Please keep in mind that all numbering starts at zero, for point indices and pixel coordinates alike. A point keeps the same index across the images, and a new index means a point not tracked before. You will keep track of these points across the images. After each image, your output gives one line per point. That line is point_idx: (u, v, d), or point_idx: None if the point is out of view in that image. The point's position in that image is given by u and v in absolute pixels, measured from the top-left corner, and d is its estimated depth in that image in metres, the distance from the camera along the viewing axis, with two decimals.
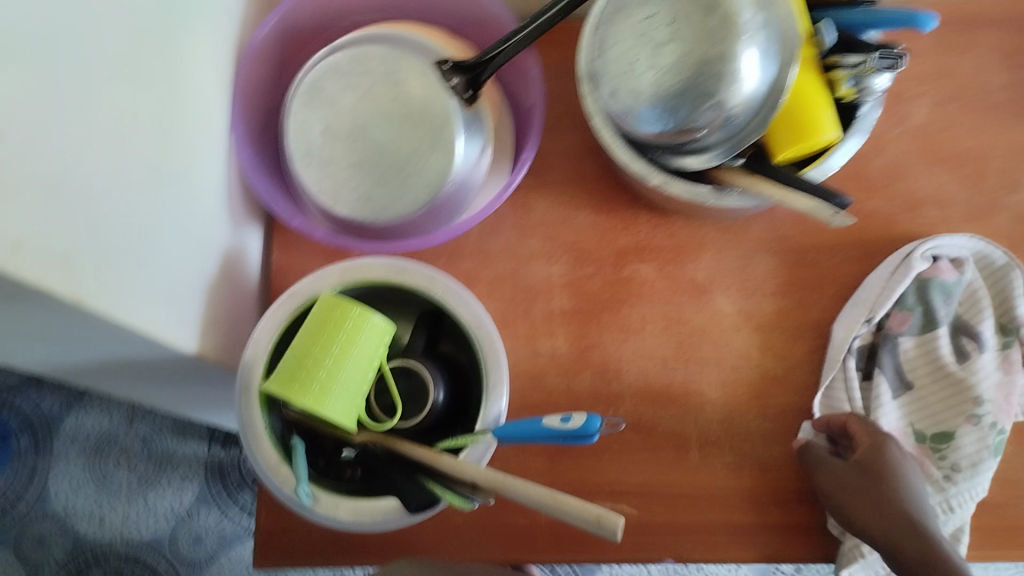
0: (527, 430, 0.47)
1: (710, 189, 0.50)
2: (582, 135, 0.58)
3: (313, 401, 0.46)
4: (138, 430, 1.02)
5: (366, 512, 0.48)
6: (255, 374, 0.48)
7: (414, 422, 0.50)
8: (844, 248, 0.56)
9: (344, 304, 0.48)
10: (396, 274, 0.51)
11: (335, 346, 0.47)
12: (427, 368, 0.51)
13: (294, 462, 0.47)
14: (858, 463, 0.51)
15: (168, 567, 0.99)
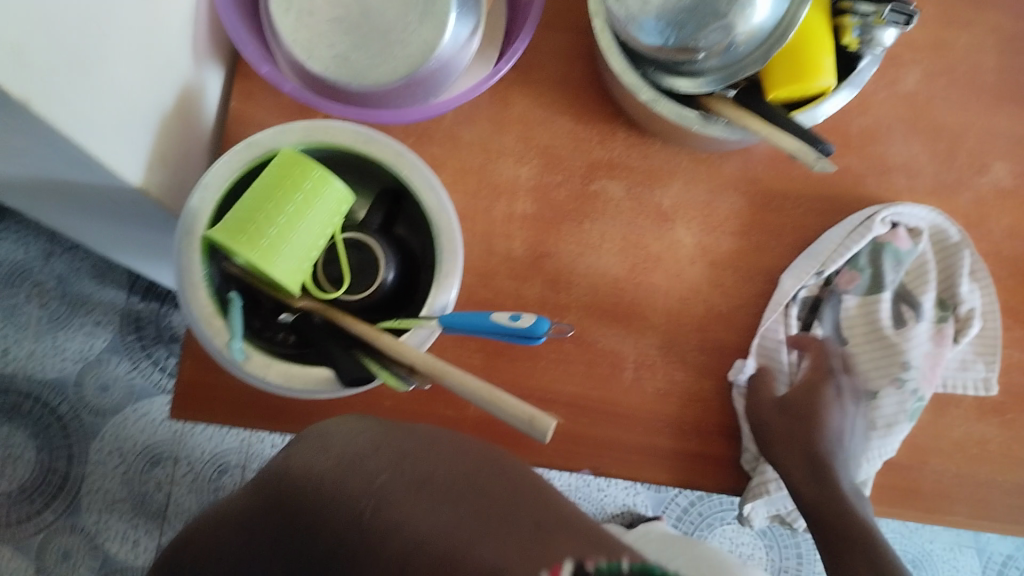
0: (472, 322, 0.46)
1: (698, 114, 0.49)
2: (575, 38, 0.56)
3: (260, 257, 0.44)
4: (53, 267, 0.98)
5: (298, 378, 0.47)
6: (199, 220, 0.46)
7: (359, 296, 0.49)
8: (811, 200, 0.56)
9: (307, 163, 0.46)
10: (363, 143, 0.48)
11: (291, 206, 0.46)
12: (380, 245, 0.50)
13: (231, 316, 0.46)
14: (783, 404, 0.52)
15: (69, 411, 0.96)
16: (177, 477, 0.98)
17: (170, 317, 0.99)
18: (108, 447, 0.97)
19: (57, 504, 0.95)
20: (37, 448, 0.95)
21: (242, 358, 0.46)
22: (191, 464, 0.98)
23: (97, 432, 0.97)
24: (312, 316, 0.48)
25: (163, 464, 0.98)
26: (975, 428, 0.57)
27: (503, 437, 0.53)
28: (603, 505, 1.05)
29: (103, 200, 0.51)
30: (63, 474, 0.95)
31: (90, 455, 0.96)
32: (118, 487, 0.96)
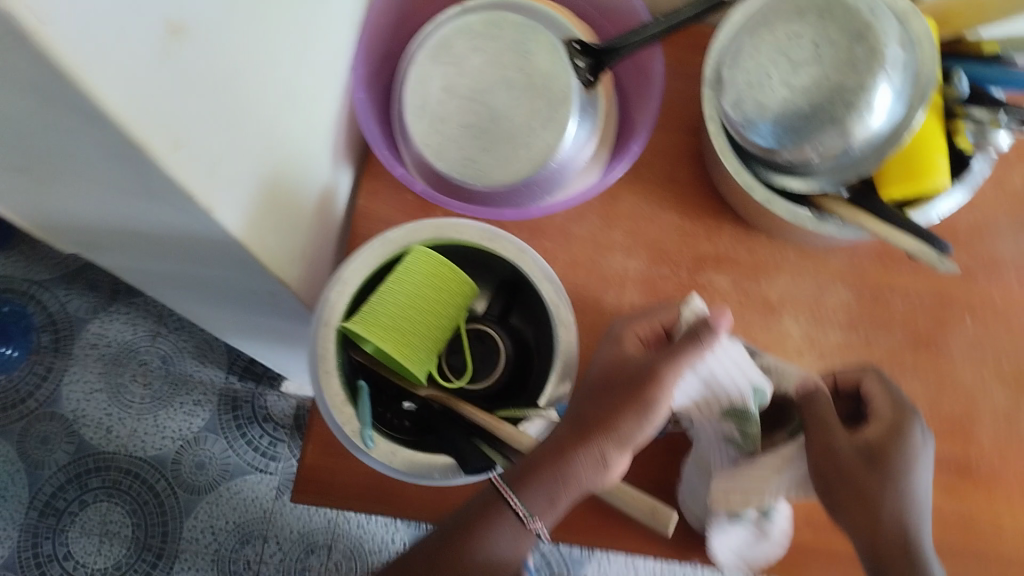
0: None
1: (811, 214, 0.51)
2: (683, 139, 0.59)
3: (395, 348, 0.47)
4: (159, 347, 1.03)
5: (422, 465, 0.48)
6: (335, 312, 0.49)
7: (483, 385, 0.52)
8: (919, 295, 0.57)
9: (439, 261, 0.49)
10: (488, 240, 0.51)
11: (422, 300, 0.48)
12: (501, 336, 0.53)
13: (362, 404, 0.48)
14: (868, 453, 0.45)
15: (166, 488, 0.99)
16: (266, 557, 0.99)
17: (265, 397, 1.03)
18: (201, 526, 0.99)
19: None
20: (134, 524, 0.98)
21: (371, 446, 0.47)
22: (280, 544, 0.99)
23: (191, 509, 0.99)
24: (432, 404, 0.50)
25: (253, 542, 0.99)
26: None
27: (609, 527, 0.53)
28: None
29: (240, 288, 0.54)
30: (158, 550, 0.97)
31: (183, 532, 0.98)
32: (208, 565, 0.98)
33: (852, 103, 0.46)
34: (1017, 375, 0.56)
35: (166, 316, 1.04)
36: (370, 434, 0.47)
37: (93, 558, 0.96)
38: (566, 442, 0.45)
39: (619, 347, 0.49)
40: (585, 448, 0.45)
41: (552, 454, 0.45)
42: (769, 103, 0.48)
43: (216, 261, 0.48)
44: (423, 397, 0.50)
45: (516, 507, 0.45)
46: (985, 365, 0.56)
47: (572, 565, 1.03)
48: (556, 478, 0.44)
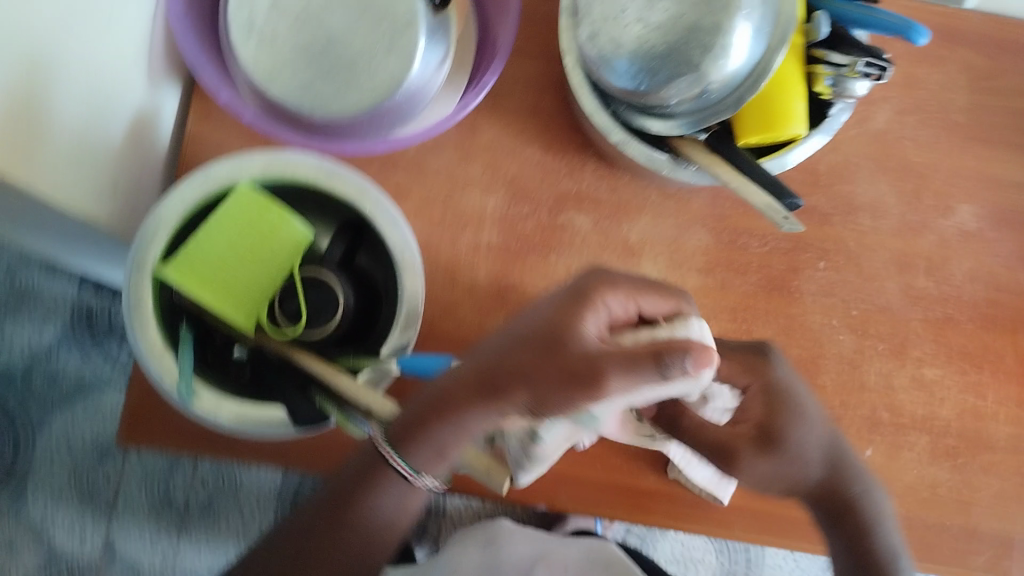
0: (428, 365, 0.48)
1: (668, 159, 0.48)
2: (547, 66, 0.55)
3: (214, 296, 0.45)
4: (2, 254, 0.95)
5: (250, 419, 0.45)
6: (152, 252, 0.45)
7: (319, 333, 0.48)
8: (777, 239, 0.56)
9: (266, 201, 0.45)
10: (327, 178, 0.47)
11: (246, 244, 0.46)
12: (340, 281, 0.48)
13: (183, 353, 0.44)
14: (721, 448, 0.51)
15: (17, 402, 0.94)
16: (128, 472, 0.96)
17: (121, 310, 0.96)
18: (57, 441, 0.94)
19: (1, 495, 0.93)
20: None
21: (193, 401, 0.44)
22: (143, 458, 0.96)
23: (45, 423, 0.94)
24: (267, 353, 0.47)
25: (113, 456, 0.96)
26: (926, 472, 0.55)
27: (453, 473, 0.53)
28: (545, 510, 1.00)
29: (48, 222, 0.49)
30: (9, 465, 0.93)
31: (37, 448, 0.94)
32: (66, 480, 0.94)
33: (706, 44, 0.43)
34: (865, 320, 0.56)
35: None
36: (188, 386, 0.44)
37: None
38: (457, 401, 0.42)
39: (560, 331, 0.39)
40: (477, 412, 0.41)
41: (443, 414, 0.42)
42: (623, 41, 0.45)
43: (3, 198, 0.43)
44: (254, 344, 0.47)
45: (394, 461, 0.44)
46: (834, 311, 0.56)
47: None
48: (447, 432, 0.43)
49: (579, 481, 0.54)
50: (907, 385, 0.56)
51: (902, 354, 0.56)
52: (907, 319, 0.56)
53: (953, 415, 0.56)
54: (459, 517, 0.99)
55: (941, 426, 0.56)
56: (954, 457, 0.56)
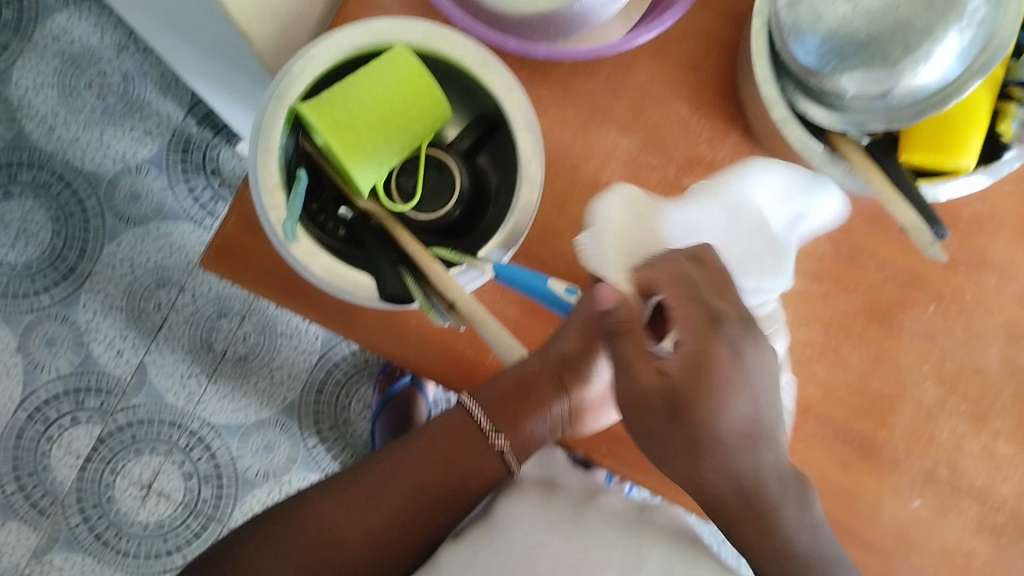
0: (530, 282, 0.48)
1: (823, 151, 0.46)
2: (722, 27, 0.53)
3: (341, 149, 0.44)
4: (122, 63, 0.97)
5: (337, 275, 0.45)
6: (294, 87, 0.44)
7: (423, 217, 0.48)
8: (895, 269, 0.54)
9: (415, 69, 0.44)
10: (479, 65, 0.46)
11: (386, 107, 0.44)
12: (461, 173, 0.48)
13: (296, 195, 0.44)
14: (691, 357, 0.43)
15: (95, 206, 0.96)
16: (178, 305, 0.98)
17: (218, 150, 0.98)
18: (122, 255, 0.97)
19: (57, 289, 0.96)
20: (54, 231, 0.95)
21: (292, 240, 0.44)
22: (195, 297, 0.98)
23: (116, 236, 0.96)
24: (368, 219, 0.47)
25: (168, 287, 0.98)
26: (968, 543, 0.54)
27: None
28: None
29: (203, 30, 0.49)
30: (72, 264, 0.96)
31: (102, 255, 0.96)
32: (118, 294, 0.97)
33: (909, 44, 0.41)
34: (956, 376, 0.54)
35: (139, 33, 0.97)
36: (293, 227, 0.43)
37: (8, 251, 0.95)
38: (541, 383, 0.50)
39: (632, 371, 0.44)
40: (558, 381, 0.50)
41: (533, 392, 0.49)
42: (824, 16, 0.43)
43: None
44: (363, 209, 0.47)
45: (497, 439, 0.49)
46: (928, 357, 0.54)
47: None
48: (530, 410, 0.50)
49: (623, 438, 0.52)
50: (977, 451, 0.54)
51: (983, 421, 0.54)
52: (999, 388, 0.54)
53: (1013, 497, 0.54)
54: None
55: (998, 503, 0.54)
56: (1002, 538, 0.54)
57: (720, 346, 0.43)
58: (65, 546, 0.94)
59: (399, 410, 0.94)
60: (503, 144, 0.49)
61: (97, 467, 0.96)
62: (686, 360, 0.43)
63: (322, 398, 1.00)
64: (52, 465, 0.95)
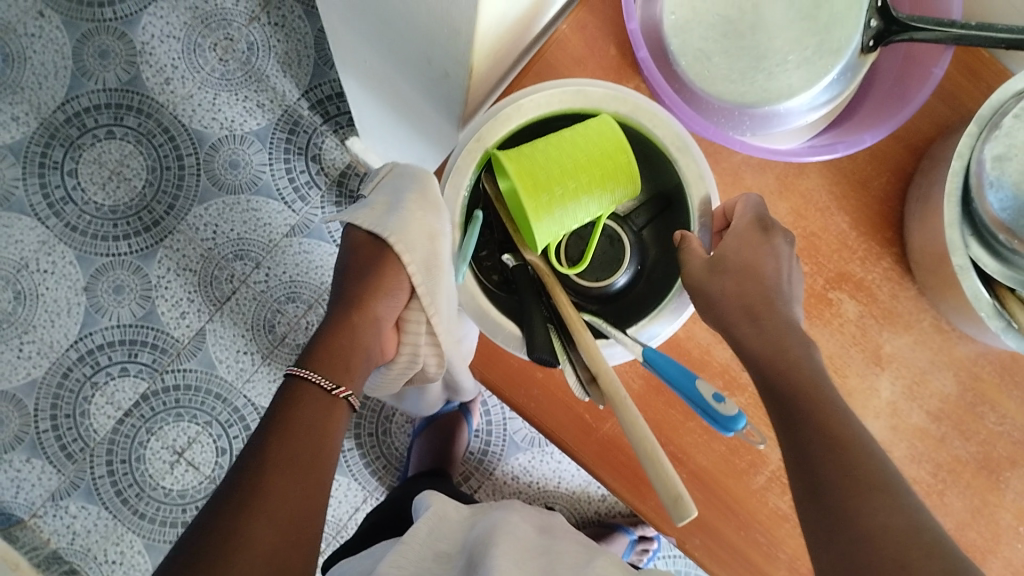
0: (675, 376, 0.43)
1: (991, 304, 0.46)
2: (900, 152, 0.54)
3: (530, 206, 0.44)
4: (251, 32, 0.98)
5: (489, 323, 0.47)
6: (496, 130, 0.46)
7: (585, 283, 0.48)
8: (1016, 427, 0.54)
9: (620, 145, 0.44)
10: (676, 148, 0.46)
11: (582, 176, 0.44)
12: (631, 246, 0.48)
13: (467, 236, 0.46)
14: (716, 262, 0.44)
15: (193, 166, 0.97)
16: (250, 281, 0.98)
17: (324, 138, 0.98)
18: (207, 220, 0.97)
19: (137, 239, 0.96)
20: (146, 181, 0.97)
21: (459, 280, 0.47)
22: (268, 276, 0.98)
23: (204, 200, 0.97)
24: (530, 271, 0.48)
25: (245, 261, 0.97)
26: None
27: (616, 463, 0.53)
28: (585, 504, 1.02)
29: (412, 48, 0.50)
30: (157, 217, 0.97)
31: (187, 215, 0.97)
32: (195, 257, 0.97)
33: None
34: None
35: (273, 7, 0.98)
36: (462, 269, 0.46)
37: (97, 191, 0.96)
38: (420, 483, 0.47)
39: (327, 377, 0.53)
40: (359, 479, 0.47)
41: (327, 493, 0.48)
42: None
43: (417, 17, 0.45)
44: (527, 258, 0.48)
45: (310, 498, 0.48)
46: None
47: (508, 446, 1.02)
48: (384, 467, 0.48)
49: (716, 536, 0.53)
50: None
51: None
52: None
53: None
54: (501, 484, 1.01)
55: None
56: None
57: (766, 247, 0.45)
58: (84, 496, 0.94)
59: (443, 435, 0.96)
60: (676, 224, 0.48)
61: (134, 423, 0.96)
62: (715, 262, 0.44)
63: (367, 404, 1.00)
64: (89, 412, 0.95)
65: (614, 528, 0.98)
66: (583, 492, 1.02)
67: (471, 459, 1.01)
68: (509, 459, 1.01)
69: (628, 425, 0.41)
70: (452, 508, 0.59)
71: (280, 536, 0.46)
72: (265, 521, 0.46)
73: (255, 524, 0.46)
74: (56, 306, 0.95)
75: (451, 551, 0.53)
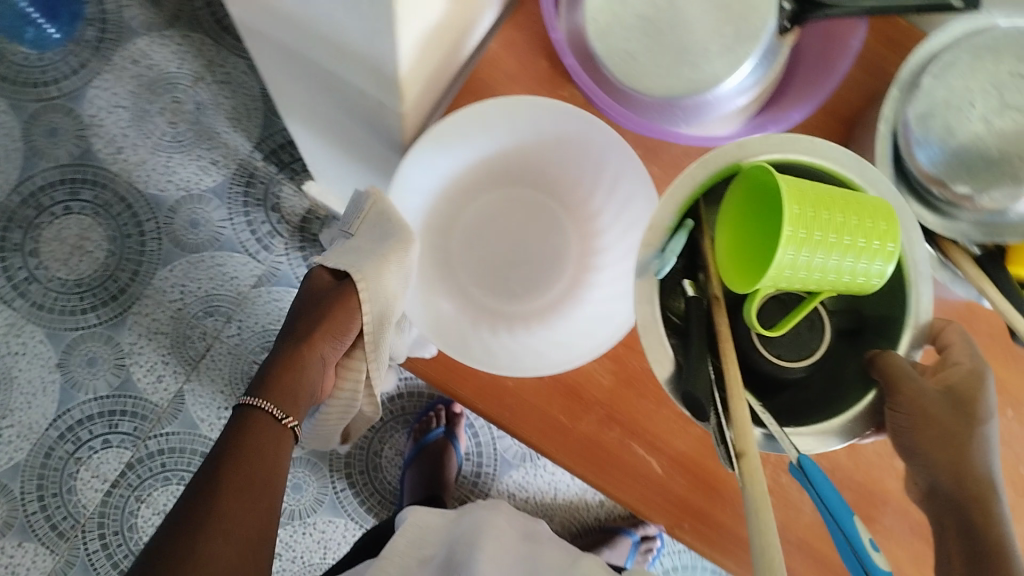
0: (822, 488, 0.36)
1: (933, 257, 0.48)
2: (832, 124, 0.56)
3: (787, 236, 0.37)
4: (196, 92, 0.99)
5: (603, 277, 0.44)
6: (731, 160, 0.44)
7: (772, 360, 0.43)
8: None
9: (891, 219, 0.40)
10: (919, 260, 0.43)
11: (851, 230, 0.39)
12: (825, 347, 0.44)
13: (677, 237, 0.44)
14: (954, 397, 0.42)
15: (153, 230, 0.97)
16: (224, 336, 0.98)
17: (281, 186, 0.99)
18: (173, 281, 0.97)
19: (105, 309, 0.96)
20: (108, 250, 0.97)
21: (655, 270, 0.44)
22: (240, 329, 0.98)
23: (169, 262, 0.97)
24: (703, 302, 0.43)
25: (216, 317, 0.98)
26: None
27: (598, 457, 0.55)
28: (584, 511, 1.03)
29: (350, 82, 0.52)
30: (123, 285, 0.97)
31: (153, 279, 0.97)
32: (166, 319, 0.97)
33: None
34: None
35: (216, 65, 0.99)
36: (665, 257, 0.44)
37: (59, 267, 0.96)
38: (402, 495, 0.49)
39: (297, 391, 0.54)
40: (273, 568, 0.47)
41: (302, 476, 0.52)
42: (957, 132, 0.46)
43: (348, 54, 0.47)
44: (708, 293, 0.43)
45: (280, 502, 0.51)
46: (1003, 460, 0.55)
47: (500, 465, 1.02)
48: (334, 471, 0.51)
49: (704, 518, 0.55)
50: None
51: None
52: None
53: None
54: None
55: None
56: None
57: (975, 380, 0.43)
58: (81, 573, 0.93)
59: (434, 462, 0.96)
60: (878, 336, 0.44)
61: (122, 494, 0.95)
62: (945, 394, 0.42)
63: (355, 442, 1.01)
64: (76, 488, 0.94)
65: (616, 531, 0.99)
66: (580, 501, 1.02)
67: (465, 483, 1.02)
68: (503, 477, 1.02)
69: (747, 486, 0.33)
70: (434, 516, 0.62)
71: (240, 556, 0.45)
72: (222, 539, 0.45)
73: (216, 547, 0.45)
74: (31, 387, 0.95)
75: (434, 555, 0.58)
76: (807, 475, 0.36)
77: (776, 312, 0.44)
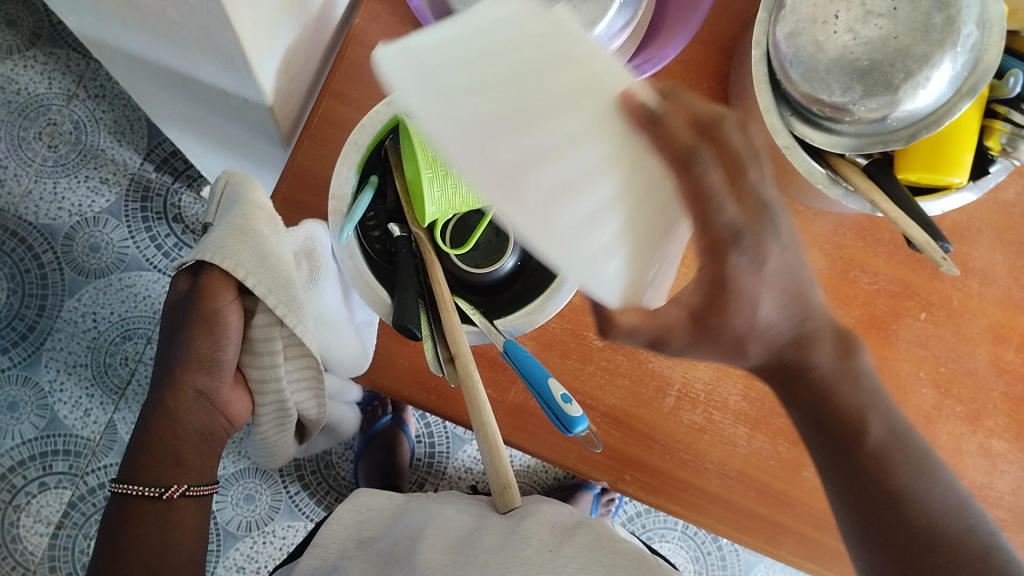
0: (535, 375, 0.48)
1: (826, 174, 0.48)
2: (710, 55, 0.55)
3: (427, 176, 0.44)
4: (73, 110, 0.94)
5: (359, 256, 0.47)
6: None
7: (471, 269, 0.50)
8: (889, 280, 0.56)
9: None
10: None
11: None
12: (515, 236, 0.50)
13: (357, 202, 0.46)
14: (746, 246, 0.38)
15: (52, 262, 0.93)
16: (146, 358, 0.94)
17: (179, 196, 0.95)
18: (83, 310, 0.93)
19: (17, 351, 0.92)
20: (9, 291, 0.92)
21: (342, 241, 0.46)
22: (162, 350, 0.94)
23: (74, 291, 0.93)
24: (413, 243, 0.49)
25: (135, 339, 0.94)
26: None
27: (532, 427, 0.53)
28: (543, 473, 1.03)
29: (203, 84, 0.49)
30: (30, 323, 0.93)
31: (61, 311, 0.93)
32: (83, 351, 0.93)
33: (909, 70, 0.44)
34: (948, 377, 0.56)
35: (87, 79, 0.94)
36: (349, 232, 0.46)
37: None
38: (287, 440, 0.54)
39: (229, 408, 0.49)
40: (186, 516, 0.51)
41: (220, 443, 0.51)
42: (825, 47, 0.46)
43: (191, 53, 0.43)
44: (412, 230, 0.49)
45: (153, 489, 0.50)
46: (924, 363, 0.56)
47: (453, 443, 1.01)
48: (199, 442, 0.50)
49: (645, 468, 0.54)
50: (974, 449, 0.57)
51: (978, 421, 0.57)
52: (990, 389, 0.57)
53: (1010, 490, 0.57)
54: (456, 480, 1.00)
55: (997, 497, 0.57)
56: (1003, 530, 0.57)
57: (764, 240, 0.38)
58: None
59: (383, 449, 0.95)
60: None
61: (70, 533, 0.91)
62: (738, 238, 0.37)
63: None
64: (20, 536, 0.91)
65: (577, 489, 0.99)
66: (538, 463, 1.03)
67: (421, 465, 1.01)
68: (458, 452, 1.01)
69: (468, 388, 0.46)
70: (383, 500, 0.60)
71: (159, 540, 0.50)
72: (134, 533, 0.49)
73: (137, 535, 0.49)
74: None
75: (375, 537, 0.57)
76: (512, 359, 0.49)
77: (468, 224, 0.51)
